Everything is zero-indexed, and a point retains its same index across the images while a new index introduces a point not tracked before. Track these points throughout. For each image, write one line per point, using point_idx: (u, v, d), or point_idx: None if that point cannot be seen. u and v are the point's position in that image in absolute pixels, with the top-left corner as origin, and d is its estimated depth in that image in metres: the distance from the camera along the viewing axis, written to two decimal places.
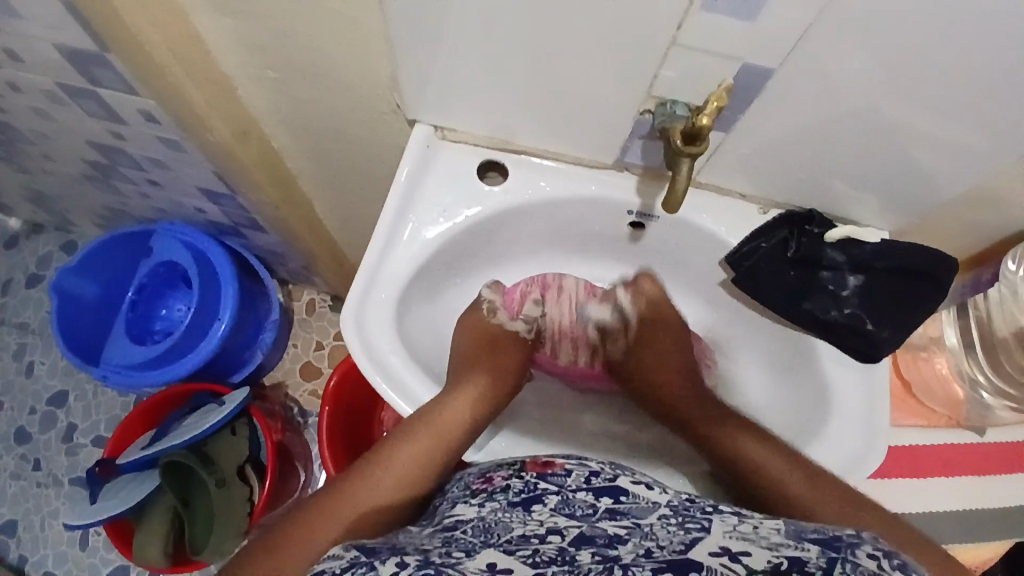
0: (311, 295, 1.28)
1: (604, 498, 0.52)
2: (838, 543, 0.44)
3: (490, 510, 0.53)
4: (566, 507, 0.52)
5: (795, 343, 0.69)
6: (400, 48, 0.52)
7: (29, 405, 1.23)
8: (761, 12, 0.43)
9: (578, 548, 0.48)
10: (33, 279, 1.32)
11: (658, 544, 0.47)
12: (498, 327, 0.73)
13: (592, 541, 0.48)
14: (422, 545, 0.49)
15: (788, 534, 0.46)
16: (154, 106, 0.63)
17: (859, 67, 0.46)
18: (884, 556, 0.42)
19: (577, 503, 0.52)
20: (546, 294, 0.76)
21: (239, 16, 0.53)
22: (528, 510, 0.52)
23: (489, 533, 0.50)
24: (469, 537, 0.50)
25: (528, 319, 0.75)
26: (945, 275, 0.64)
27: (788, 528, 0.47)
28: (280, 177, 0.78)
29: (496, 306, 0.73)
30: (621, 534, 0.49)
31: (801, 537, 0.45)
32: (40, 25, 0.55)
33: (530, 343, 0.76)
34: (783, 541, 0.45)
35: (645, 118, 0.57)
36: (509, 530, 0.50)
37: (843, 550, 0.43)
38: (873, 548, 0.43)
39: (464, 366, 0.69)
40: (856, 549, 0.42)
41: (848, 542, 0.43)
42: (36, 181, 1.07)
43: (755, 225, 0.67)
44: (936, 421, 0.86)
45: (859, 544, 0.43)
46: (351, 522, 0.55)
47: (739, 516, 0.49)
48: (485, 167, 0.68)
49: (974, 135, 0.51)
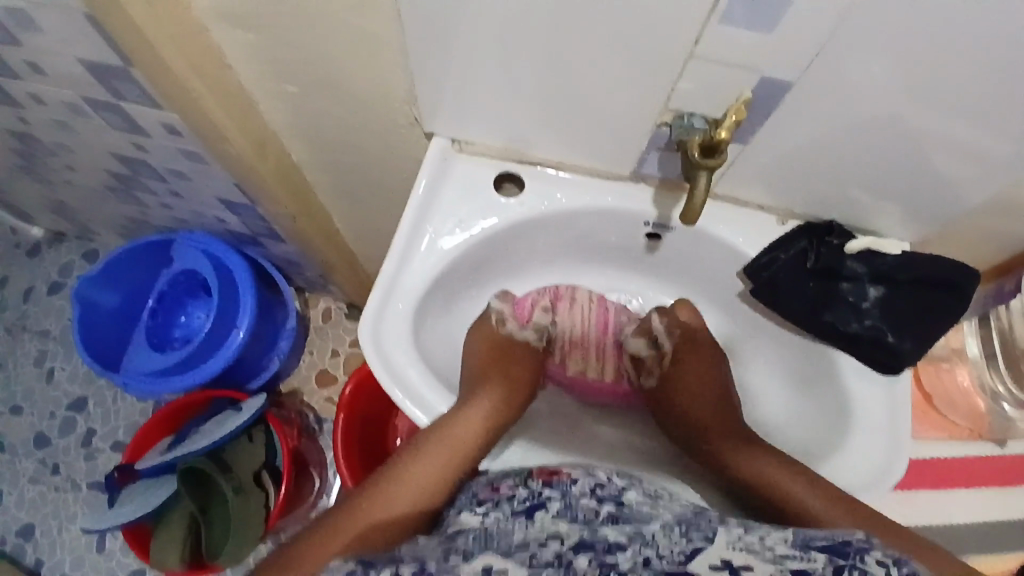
0: (328, 304, 1.29)
1: (607, 507, 0.54)
2: (845, 548, 0.46)
3: (494, 520, 0.53)
4: (569, 511, 0.53)
5: (816, 356, 0.68)
6: (417, 62, 0.53)
7: (49, 411, 1.25)
8: (780, 24, 0.42)
9: (577, 551, 0.46)
10: (55, 287, 1.34)
11: (658, 552, 0.46)
12: (509, 337, 0.73)
13: (592, 546, 0.47)
14: (422, 554, 0.48)
15: (793, 544, 0.47)
16: (174, 119, 0.64)
17: (879, 78, 0.46)
18: (892, 564, 0.43)
19: (580, 507, 0.53)
20: (557, 301, 0.77)
21: (257, 30, 0.53)
22: (531, 518, 0.52)
23: (490, 539, 0.49)
24: (468, 543, 0.49)
25: (538, 328, 0.75)
26: (969, 288, 0.63)
27: (794, 537, 0.48)
28: (296, 188, 0.78)
29: (505, 316, 0.73)
30: (622, 542, 0.48)
31: (807, 546, 0.46)
32: (64, 40, 0.56)
33: (541, 352, 0.75)
34: (790, 552, 0.45)
35: (664, 130, 0.56)
36: (510, 536, 0.50)
37: (851, 557, 0.44)
38: (881, 555, 0.45)
39: (477, 380, 0.68)
40: (864, 556, 0.44)
41: (857, 549, 0.45)
42: (59, 191, 1.08)
43: (775, 236, 0.66)
44: (957, 433, 0.84)
45: (866, 551, 0.45)
46: (361, 537, 0.54)
47: (743, 527, 0.50)
48: (502, 178, 0.68)
49: (997, 146, 0.50)
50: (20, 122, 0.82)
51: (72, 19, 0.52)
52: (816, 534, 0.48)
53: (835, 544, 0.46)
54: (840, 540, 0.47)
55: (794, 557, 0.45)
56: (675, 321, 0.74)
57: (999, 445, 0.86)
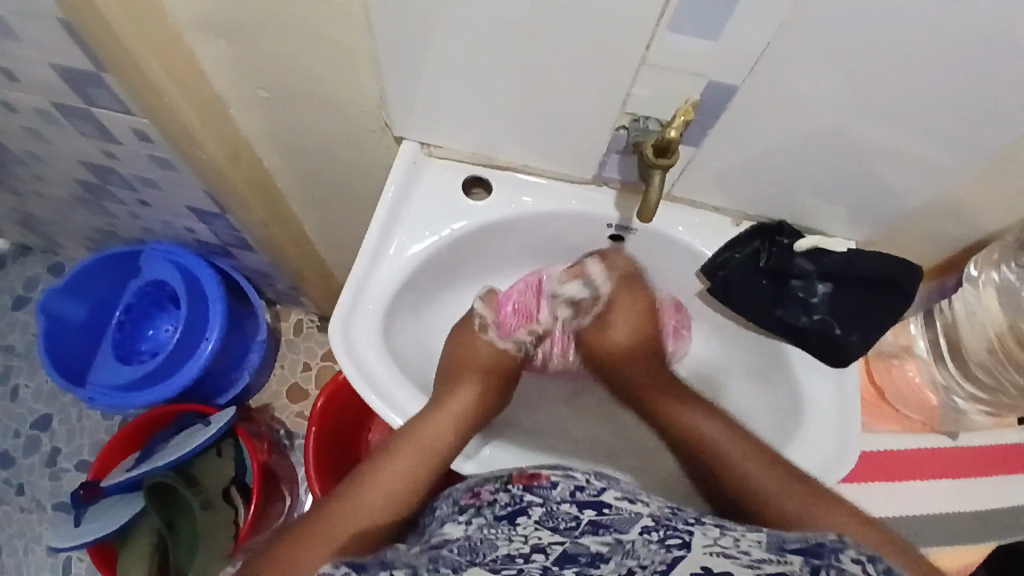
0: (298, 317, 1.30)
1: (588, 510, 0.50)
2: (818, 549, 0.49)
3: (477, 528, 0.52)
4: (551, 521, 0.49)
5: (772, 353, 0.71)
6: (387, 70, 0.55)
7: (12, 428, 1.23)
8: (723, 33, 0.45)
9: (562, 568, 0.51)
10: (20, 301, 1.33)
11: (639, 564, 0.51)
12: (488, 342, 0.75)
13: (575, 559, 0.51)
14: (411, 560, 0.52)
15: (769, 547, 0.50)
16: (147, 126, 0.65)
17: (822, 86, 0.49)
18: (867, 562, 0.48)
19: (561, 515, 0.50)
20: (539, 297, 0.77)
21: (231, 37, 0.55)
22: (514, 525, 0.50)
23: (475, 553, 0.51)
24: (455, 556, 0.51)
25: (518, 341, 0.77)
26: (909, 285, 0.67)
27: (770, 540, 0.50)
28: (269, 196, 0.80)
29: (487, 322, 0.75)
30: (604, 551, 0.51)
31: (782, 548, 0.49)
32: (38, 46, 0.58)
33: (520, 359, 0.78)
34: (768, 558, 0.49)
35: (621, 133, 0.59)
36: (495, 548, 0.51)
37: (826, 557, 0.48)
38: (856, 553, 0.49)
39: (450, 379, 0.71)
40: (839, 556, 0.48)
41: (832, 549, 0.49)
42: (27, 203, 1.08)
43: (729, 236, 0.70)
44: (910, 426, 0.88)
45: (841, 550, 0.49)
46: (345, 541, 0.58)
47: (721, 526, 0.52)
48: (470, 183, 0.70)
49: (932, 149, 0.54)
50: None
51: (46, 24, 0.53)
52: (791, 535, 0.51)
53: (812, 546, 0.49)
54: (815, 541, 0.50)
55: (771, 563, 0.49)
56: (614, 267, 0.74)
57: (950, 437, 0.90)
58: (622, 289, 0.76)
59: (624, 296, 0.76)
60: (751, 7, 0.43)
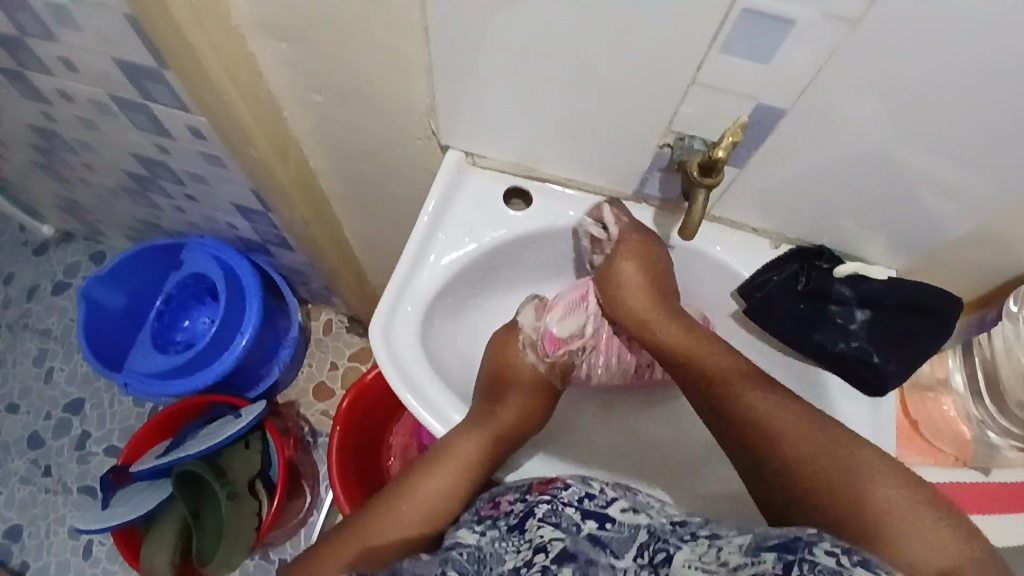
0: (329, 316, 1.32)
1: (590, 521, 0.53)
2: (795, 544, 0.44)
3: (489, 539, 0.55)
4: (553, 519, 0.53)
5: (806, 377, 0.71)
6: (441, 80, 0.57)
7: (45, 410, 1.27)
8: (773, 56, 0.46)
9: (560, 565, 0.49)
10: (60, 287, 1.37)
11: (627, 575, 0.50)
12: (531, 363, 0.72)
13: (574, 556, 0.50)
14: (422, 567, 0.52)
15: (748, 551, 0.46)
16: (201, 121, 0.68)
17: (867, 115, 0.50)
18: (843, 552, 0.43)
19: (565, 516, 0.54)
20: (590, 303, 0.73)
21: (289, 41, 0.57)
22: (523, 533, 0.53)
23: (481, 563, 0.52)
24: (464, 561, 0.52)
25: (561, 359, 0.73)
26: (952, 315, 0.66)
27: (752, 541, 0.47)
28: (312, 197, 0.82)
29: (532, 339, 0.72)
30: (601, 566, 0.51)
31: (759, 548, 0.45)
32: (103, 40, 0.60)
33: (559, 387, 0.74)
34: (739, 562, 0.46)
35: (664, 152, 0.60)
36: (500, 559, 0.52)
37: (799, 550, 0.43)
38: (831, 545, 0.43)
39: (495, 393, 0.69)
40: (814, 549, 0.43)
41: (806, 542, 0.44)
42: (75, 191, 1.12)
43: (768, 259, 0.70)
44: (943, 460, 0.83)
45: (816, 542, 0.44)
46: (370, 551, 0.60)
47: (715, 537, 0.50)
48: (512, 194, 0.71)
49: (979, 181, 0.54)
50: (45, 120, 0.85)
51: (115, 20, 0.56)
52: (773, 532, 0.46)
53: (786, 541, 0.45)
54: (793, 536, 0.45)
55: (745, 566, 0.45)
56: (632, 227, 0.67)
57: (984, 473, 0.83)
58: (638, 241, 0.67)
59: (638, 251, 0.67)
60: (804, 32, 0.44)
